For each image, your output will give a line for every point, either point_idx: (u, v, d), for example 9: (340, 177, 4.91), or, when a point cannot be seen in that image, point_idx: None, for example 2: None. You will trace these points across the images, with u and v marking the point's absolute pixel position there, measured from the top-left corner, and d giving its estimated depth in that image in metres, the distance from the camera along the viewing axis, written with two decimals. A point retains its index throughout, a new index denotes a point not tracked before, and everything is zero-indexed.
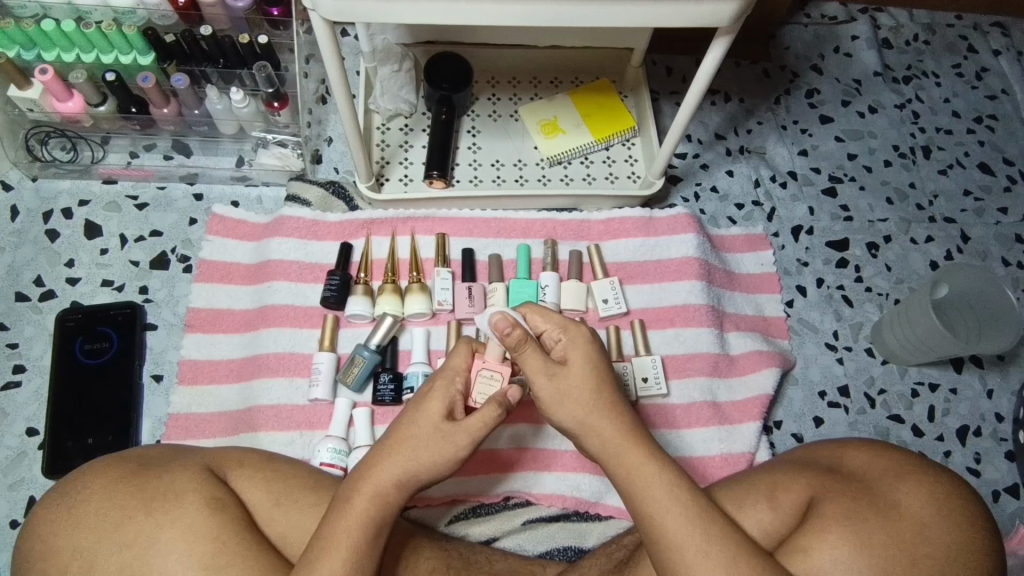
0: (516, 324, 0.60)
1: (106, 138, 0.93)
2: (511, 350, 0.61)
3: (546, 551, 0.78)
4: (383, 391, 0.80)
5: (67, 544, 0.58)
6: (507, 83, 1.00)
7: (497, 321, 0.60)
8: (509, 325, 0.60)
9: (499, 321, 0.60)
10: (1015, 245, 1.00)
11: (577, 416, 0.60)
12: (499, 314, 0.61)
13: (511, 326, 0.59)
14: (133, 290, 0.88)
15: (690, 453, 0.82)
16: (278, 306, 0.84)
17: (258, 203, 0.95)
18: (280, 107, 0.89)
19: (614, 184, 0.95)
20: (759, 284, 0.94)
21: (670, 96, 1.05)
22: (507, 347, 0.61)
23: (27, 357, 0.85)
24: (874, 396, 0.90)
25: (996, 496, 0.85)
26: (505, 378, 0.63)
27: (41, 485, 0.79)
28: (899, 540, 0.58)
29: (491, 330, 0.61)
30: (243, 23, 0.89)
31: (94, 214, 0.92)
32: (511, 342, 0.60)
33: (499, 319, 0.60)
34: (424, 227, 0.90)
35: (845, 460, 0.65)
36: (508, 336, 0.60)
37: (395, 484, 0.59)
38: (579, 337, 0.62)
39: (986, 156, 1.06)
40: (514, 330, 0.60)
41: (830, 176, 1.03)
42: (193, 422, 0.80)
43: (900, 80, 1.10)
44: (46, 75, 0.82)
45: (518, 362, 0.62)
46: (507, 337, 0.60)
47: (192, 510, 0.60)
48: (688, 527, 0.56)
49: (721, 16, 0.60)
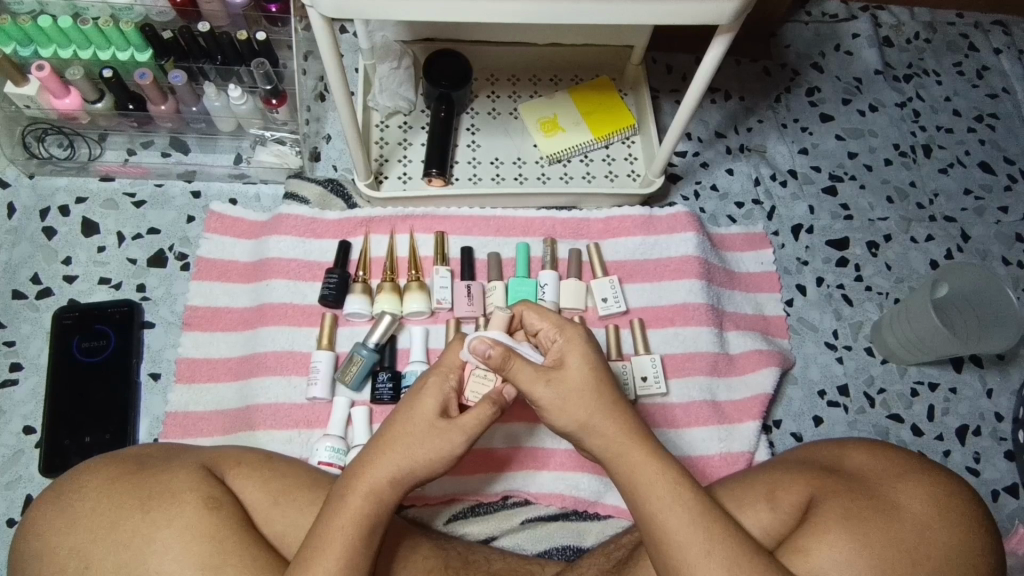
0: (494, 343, 0.59)
1: (103, 135, 0.93)
2: (497, 369, 0.59)
3: (545, 550, 0.78)
4: (382, 390, 0.79)
5: (64, 543, 0.58)
6: (506, 81, 0.99)
7: (476, 345, 0.58)
8: (488, 345, 0.58)
9: (476, 343, 0.58)
10: (1015, 244, 1.00)
11: (580, 418, 0.60)
12: (477, 337, 0.60)
13: (489, 346, 0.58)
14: (131, 288, 0.88)
15: (689, 452, 0.82)
16: (276, 305, 0.84)
17: (256, 201, 0.94)
18: (279, 104, 0.88)
19: (614, 182, 0.95)
20: (759, 283, 0.93)
21: (670, 95, 1.04)
22: (492, 368, 0.59)
23: (24, 355, 0.84)
24: (874, 396, 0.90)
25: (995, 496, 0.85)
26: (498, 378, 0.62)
27: (38, 484, 0.79)
28: (900, 539, 0.58)
29: (471, 355, 0.59)
30: (241, 20, 0.89)
31: (91, 212, 0.91)
32: (494, 362, 0.58)
33: (478, 342, 0.58)
34: (423, 225, 0.89)
35: (845, 459, 0.65)
36: (490, 357, 0.58)
37: (391, 482, 0.58)
38: (575, 337, 0.62)
39: (986, 156, 1.05)
40: (494, 351, 0.58)
41: (830, 175, 1.02)
42: (191, 421, 0.80)
43: (901, 79, 1.10)
44: (43, 71, 0.81)
45: (508, 379, 0.60)
46: (488, 359, 0.58)
47: (189, 509, 0.60)
48: (691, 527, 0.56)
49: (722, 15, 0.60)
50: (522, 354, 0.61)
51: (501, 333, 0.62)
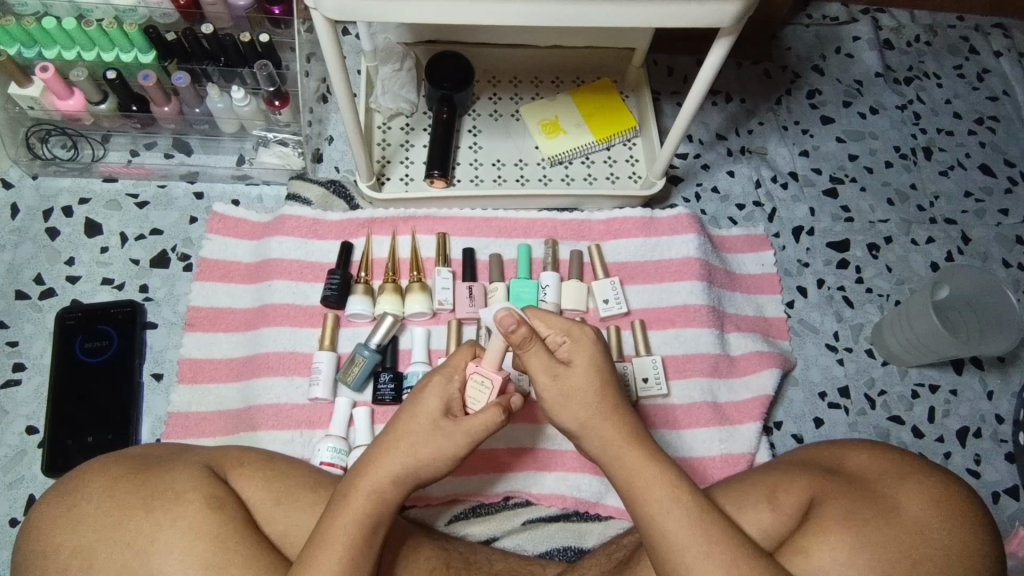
0: (521, 320, 0.57)
1: (106, 136, 0.93)
2: (516, 347, 0.58)
3: (546, 551, 0.78)
4: (383, 391, 0.80)
5: (66, 543, 0.58)
6: (507, 83, 1.00)
7: (500, 318, 0.56)
8: (514, 321, 0.56)
9: (503, 315, 0.56)
10: (1015, 246, 1.00)
11: (581, 417, 0.60)
12: (504, 306, 0.57)
13: (517, 324, 0.56)
14: (133, 288, 0.88)
15: (689, 453, 0.82)
16: (278, 305, 0.84)
17: (258, 202, 0.95)
18: (281, 105, 0.89)
19: (616, 184, 0.95)
20: (759, 285, 0.94)
21: (671, 97, 1.05)
22: (511, 345, 0.58)
23: (26, 355, 0.84)
24: (874, 397, 0.90)
25: (996, 498, 0.85)
26: (497, 387, 0.60)
27: (40, 484, 0.79)
28: (899, 540, 0.58)
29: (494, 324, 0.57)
30: (243, 21, 0.89)
31: (94, 212, 0.92)
32: (515, 338, 0.57)
33: (504, 315, 0.56)
34: (425, 226, 0.90)
35: (844, 460, 0.65)
36: (513, 333, 0.57)
37: (393, 482, 0.59)
38: (583, 338, 0.61)
39: (987, 158, 1.06)
40: (519, 329, 0.56)
41: (830, 176, 1.03)
42: (192, 421, 0.80)
43: (901, 81, 1.10)
44: (47, 72, 0.82)
45: (520, 361, 0.60)
46: (512, 333, 0.57)
47: (192, 508, 0.60)
48: (690, 529, 0.56)
49: (724, 16, 0.60)
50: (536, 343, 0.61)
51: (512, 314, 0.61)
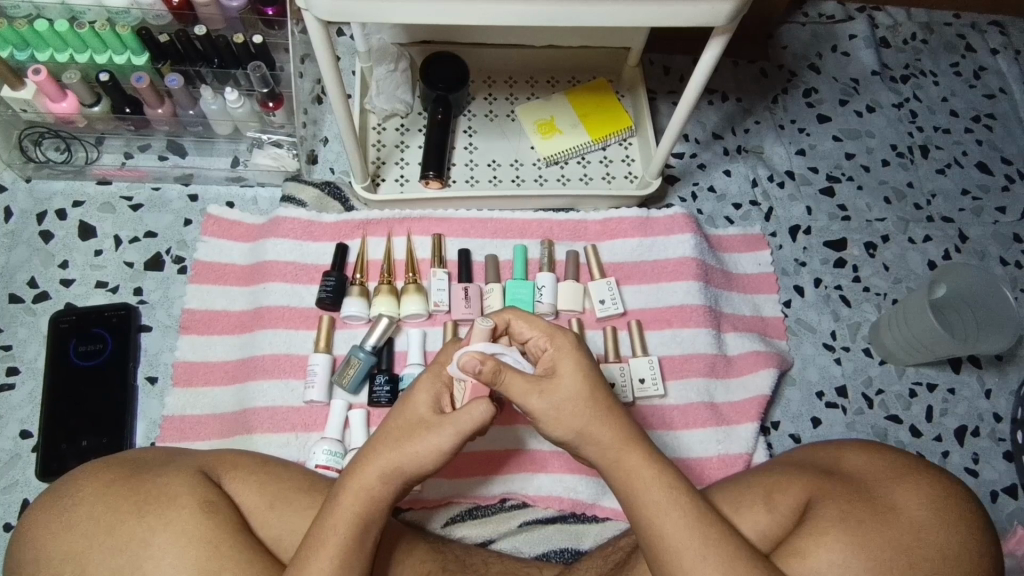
0: (485, 357, 0.55)
1: (100, 138, 0.93)
2: (489, 383, 0.56)
3: (544, 553, 0.78)
4: (379, 393, 0.80)
5: (57, 548, 0.58)
6: (502, 83, 0.99)
7: (465, 362, 0.55)
8: (478, 361, 0.55)
9: (466, 359, 0.55)
10: (1013, 244, 1.00)
11: (574, 427, 0.58)
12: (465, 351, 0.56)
13: (480, 362, 0.54)
14: (128, 291, 0.88)
15: (687, 454, 0.82)
16: (273, 307, 0.84)
17: (253, 203, 0.94)
18: (275, 106, 0.90)
19: (611, 184, 0.95)
20: (757, 284, 0.93)
21: (667, 96, 1.04)
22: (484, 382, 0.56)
23: (20, 359, 0.84)
24: (872, 396, 0.90)
25: (994, 497, 0.85)
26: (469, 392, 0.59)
27: (34, 488, 0.79)
28: (897, 541, 0.58)
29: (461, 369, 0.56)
30: (237, 23, 0.89)
31: (88, 215, 0.91)
32: (485, 377, 0.55)
33: (467, 358, 0.55)
34: (420, 228, 0.89)
35: (842, 461, 0.65)
36: (481, 372, 0.55)
37: (381, 479, 0.58)
38: (566, 345, 0.60)
39: (984, 156, 1.05)
40: (485, 366, 0.55)
41: (828, 175, 1.02)
42: (188, 424, 0.80)
43: (898, 79, 1.10)
44: (40, 75, 0.82)
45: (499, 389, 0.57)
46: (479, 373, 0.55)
47: (185, 513, 0.59)
48: (686, 531, 0.56)
49: (718, 15, 0.60)
50: (512, 364, 0.58)
51: (486, 345, 0.59)
